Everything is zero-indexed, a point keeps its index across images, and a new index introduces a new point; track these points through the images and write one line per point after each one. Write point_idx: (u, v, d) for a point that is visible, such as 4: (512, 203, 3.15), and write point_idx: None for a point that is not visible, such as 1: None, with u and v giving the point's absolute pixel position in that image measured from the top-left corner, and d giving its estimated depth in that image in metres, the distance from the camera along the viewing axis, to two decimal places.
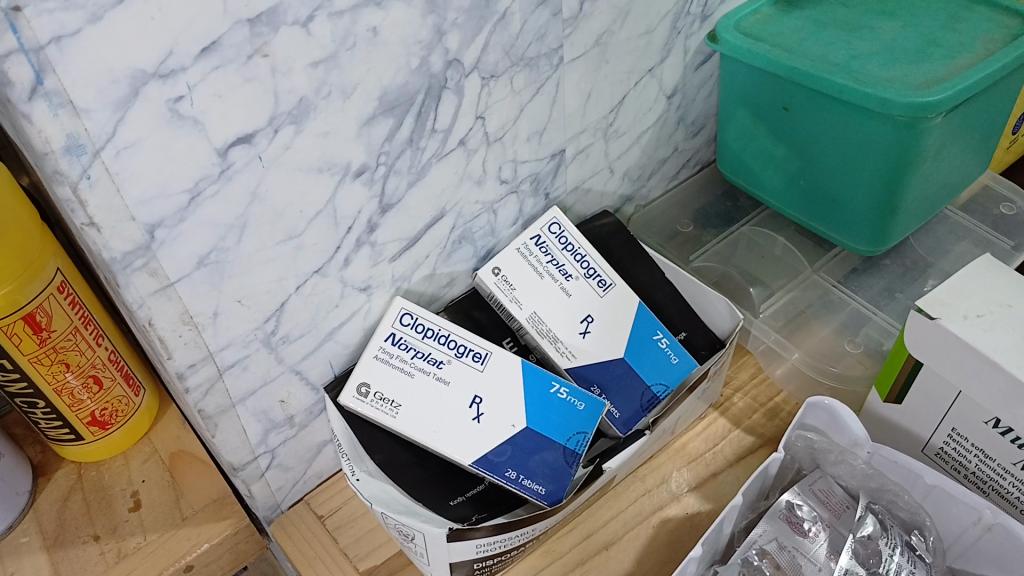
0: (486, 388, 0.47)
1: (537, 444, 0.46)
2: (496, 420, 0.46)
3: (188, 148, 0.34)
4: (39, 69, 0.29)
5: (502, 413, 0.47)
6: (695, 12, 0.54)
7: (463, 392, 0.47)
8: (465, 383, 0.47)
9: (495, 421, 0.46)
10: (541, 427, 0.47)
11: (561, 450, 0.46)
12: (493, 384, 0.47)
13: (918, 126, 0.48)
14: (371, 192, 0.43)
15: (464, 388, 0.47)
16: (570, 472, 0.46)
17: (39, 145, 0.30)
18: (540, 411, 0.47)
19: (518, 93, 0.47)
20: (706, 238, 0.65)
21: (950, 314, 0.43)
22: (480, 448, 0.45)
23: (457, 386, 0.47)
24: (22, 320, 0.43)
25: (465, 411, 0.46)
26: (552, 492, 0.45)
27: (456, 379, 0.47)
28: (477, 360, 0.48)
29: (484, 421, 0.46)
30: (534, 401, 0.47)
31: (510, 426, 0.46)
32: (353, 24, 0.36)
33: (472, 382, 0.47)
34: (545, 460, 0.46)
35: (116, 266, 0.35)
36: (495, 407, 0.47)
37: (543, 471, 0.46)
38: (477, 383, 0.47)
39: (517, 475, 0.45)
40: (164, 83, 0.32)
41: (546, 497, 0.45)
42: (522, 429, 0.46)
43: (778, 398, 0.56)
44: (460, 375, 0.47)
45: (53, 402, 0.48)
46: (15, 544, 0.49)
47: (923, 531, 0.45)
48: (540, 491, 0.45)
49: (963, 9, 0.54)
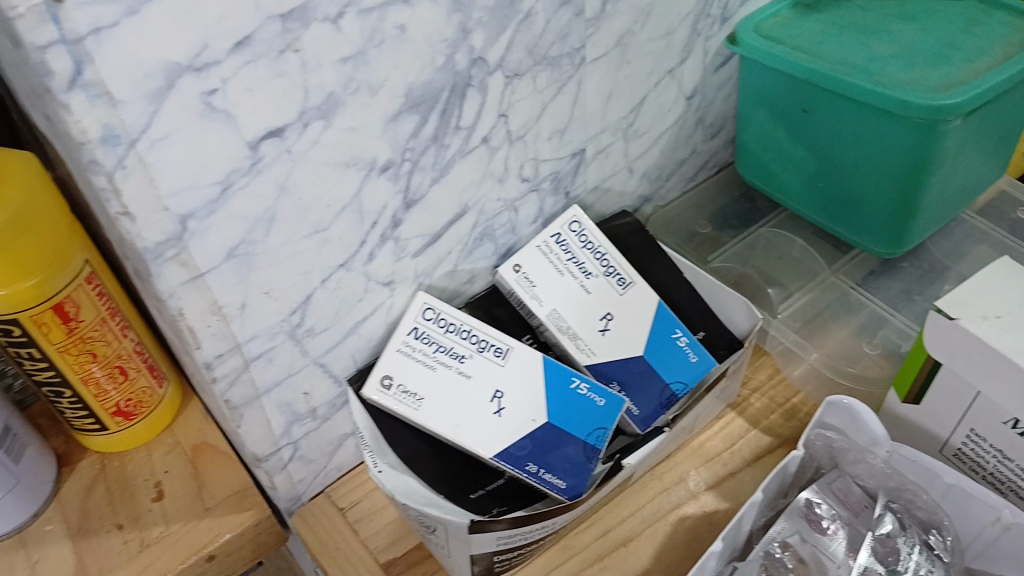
0: (506, 382, 0.48)
1: (557, 438, 0.47)
2: (517, 414, 0.47)
3: (219, 141, 0.35)
4: (78, 60, 0.30)
5: (522, 408, 0.47)
6: (716, 14, 0.55)
7: (484, 386, 0.47)
8: (487, 377, 0.48)
9: (515, 415, 0.47)
10: (563, 422, 0.47)
11: (582, 444, 0.47)
12: (513, 379, 0.48)
13: (936, 128, 0.48)
14: (396, 188, 0.44)
15: (485, 383, 0.48)
16: (589, 467, 0.46)
17: (76, 135, 0.31)
18: (559, 406, 0.48)
19: (540, 92, 0.47)
20: (724, 239, 0.65)
21: (968, 314, 0.43)
22: (501, 442, 0.46)
23: (479, 380, 0.48)
24: (50, 310, 0.44)
25: (485, 406, 0.47)
26: (572, 488, 0.46)
27: (478, 374, 0.48)
28: (498, 355, 0.48)
29: (504, 415, 0.47)
30: (554, 396, 0.48)
31: (531, 421, 0.47)
32: (381, 22, 0.37)
33: (493, 376, 0.48)
34: (566, 455, 0.46)
35: (149, 256, 0.36)
36: (515, 402, 0.47)
37: (562, 466, 0.46)
38: (497, 379, 0.48)
39: (535, 471, 0.45)
40: (198, 76, 0.33)
41: (565, 492, 0.46)
42: (543, 424, 0.47)
43: (795, 399, 0.56)
44: (482, 370, 0.48)
45: (79, 391, 0.49)
46: (39, 533, 0.51)
47: (941, 531, 0.45)
48: (558, 485, 0.46)
49: (981, 13, 0.55)
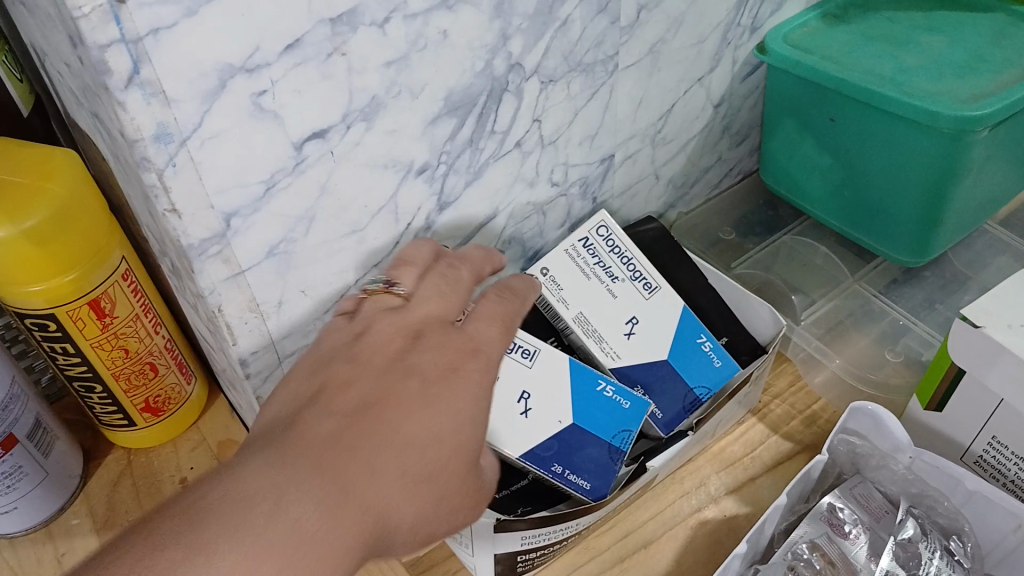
0: (533, 384, 0.48)
1: (582, 439, 0.47)
2: (543, 415, 0.47)
3: (266, 140, 0.36)
4: (137, 59, 0.30)
5: (549, 409, 0.48)
6: (745, 24, 0.55)
7: (511, 387, 0.48)
8: (513, 378, 0.48)
9: (542, 416, 0.47)
10: (589, 424, 0.48)
11: (607, 444, 0.47)
12: (540, 380, 0.48)
13: (964, 139, 0.49)
14: (431, 190, 0.44)
15: (512, 383, 0.48)
16: (614, 468, 0.47)
17: (130, 132, 0.32)
18: (585, 408, 0.48)
19: (573, 98, 0.48)
20: (747, 245, 0.66)
21: (994, 323, 0.44)
22: (528, 443, 0.47)
23: (505, 380, 0.48)
24: (86, 306, 0.45)
25: (512, 406, 0.47)
26: (596, 489, 0.46)
27: (505, 374, 0.48)
28: (524, 357, 0.49)
29: (530, 415, 0.47)
30: (580, 398, 0.48)
31: (557, 422, 0.47)
32: (425, 27, 0.38)
33: (519, 378, 0.48)
34: (590, 456, 0.47)
35: (193, 253, 0.36)
36: (542, 403, 0.48)
37: (588, 467, 0.47)
38: (523, 380, 0.48)
39: (561, 471, 0.46)
40: (249, 77, 0.33)
41: (590, 493, 0.46)
42: (569, 425, 0.47)
43: (816, 406, 0.57)
44: (508, 371, 0.48)
45: (110, 386, 0.49)
46: (66, 526, 0.52)
47: (962, 536, 0.45)
48: (584, 487, 0.46)
49: (1009, 27, 0.55)
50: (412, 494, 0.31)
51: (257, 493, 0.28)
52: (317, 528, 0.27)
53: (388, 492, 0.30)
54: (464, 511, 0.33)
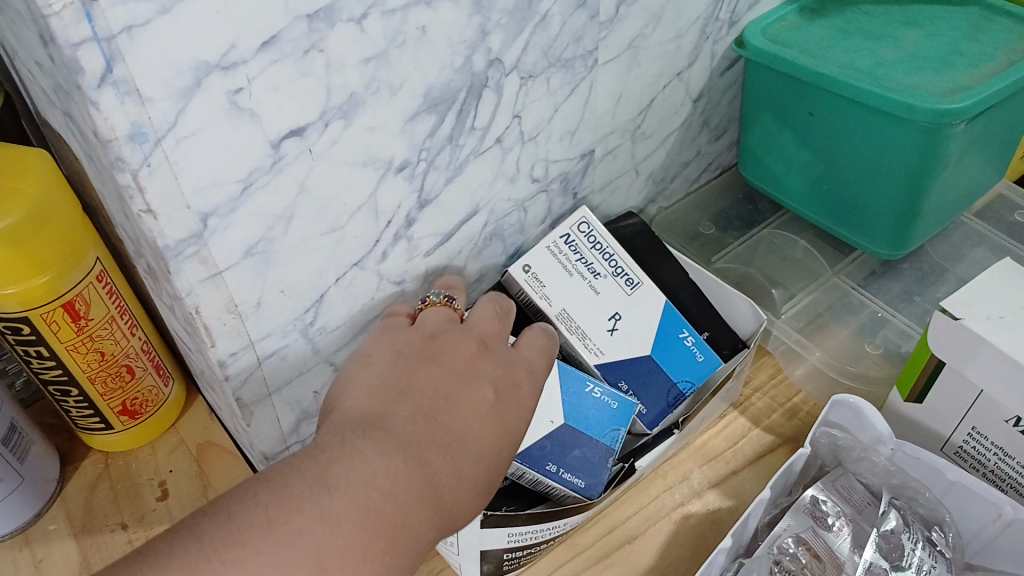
0: None
1: (573, 438, 0.47)
2: (534, 416, 0.47)
3: (244, 139, 0.35)
4: (110, 57, 0.29)
5: (540, 410, 0.47)
6: (723, 18, 0.55)
7: None
8: None
9: (532, 417, 0.47)
10: (579, 424, 0.47)
11: (598, 443, 0.47)
12: None
13: (941, 133, 0.49)
14: (411, 187, 0.44)
15: None
16: (605, 466, 0.47)
17: (104, 132, 0.31)
18: (575, 408, 0.47)
19: (553, 93, 0.48)
20: (727, 240, 0.66)
21: (972, 315, 0.44)
22: (520, 444, 0.46)
23: None
24: (60, 308, 0.44)
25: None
26: (588, 487, 0.46)
27: None
28: None
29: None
30: (569, 398, 0.48)
31: (548, 423, 0.47)
32: (404, 23, 0.37)
33: None
34: (582, 455, 0.47)
35: (169, 253, 0.36)
36: None
37: (580, 465, 0.46)
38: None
39: (553, 470, 0.46)
40: (226, 75, 0.33)
41: (583, 491, 0.46)
42: (561, 425, 0.47)
43: (796, 398, 0.57)
44: None
45: (85, 389, 0.49)
46: (42, 531, 0.51)
47: (943, 527, 0.46)
48: (578, 485, 0.46)
49: (984, 20, 0.55)
50: (473, 505, 0.37)
51: (373, 471, 0.33)
52: (412, 512, 0.33)
53: (464, 497, 0.36)
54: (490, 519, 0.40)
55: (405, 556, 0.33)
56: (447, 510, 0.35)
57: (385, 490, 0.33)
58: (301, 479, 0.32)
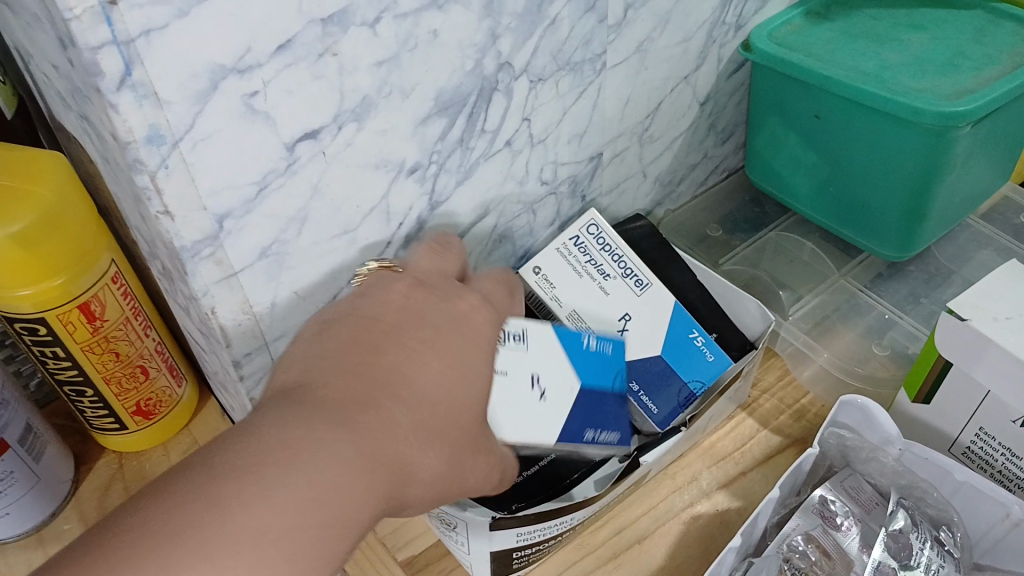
0: (536, 364, 0.45)
1: (591, 402, 0.47)
2: (557, 392, 0.45)
3: (258, 141, 0.36)
4: (129, 60, 0.30)
5: (558, 384, 0.46)
6: (730, 22, 0.56)
7: (520, 376, 0.44)
8: (518, 366, 0.44)
9: (556, 393, 0.45)
10: (593, 379, 0.47)
11: (615, 392, 0.49)
12: (540, 356, 0.45)
13: (947, 135, 0.49)
14: (422, 190, 0.44)
15: (520, 373, 0.44)
16: (621, 408, 0.50)
17: (123, 134, 0.32)
18: (585, 365, 0.47)
19: (562, 96, 0.48)
20: (735, 242, 0.66)
21: (979, 316, 0.44)
22: (555, 423, 0.45)
23: (513, 372, 0.44)
24: (76, 310, 0.45)
25: (530, 394, 0.44)
26: (624, 435, 0.49)
27: (510, 367, 0.44)
28: (519, 340, 0.45)
29: (547, 398, 0.45)
30: (578, 357, 0.47)
31: (571, 392, 0.46)
32: (416, 26, 0.38)
33: (524, 363, 0.45)
34: (605, 411, 0.48)
35: (186, 254, 0.37)
36: (550, 379, 0.45)
37: (609, 421, 0.49)
38: (529, 362, 0.45)
39: (593, 439, 0.47)
40: (241, 78, 0.33)
41: (620, 443, 0.49)
42: (581, 391, 0.46)
43: (804, 400, 0.58)
44: (512, 362, 0.44)
45: (100, 390, 0.49)
46: (57, 531, 0.51)
47: (951, 527, 0.46)
48: (614, 440, 0.49)
49: (989, 23, 0.56)
50: (428, 456, 0.31)
51: (289, 442, 0.27)
52: (338, 485, 0.27)
53: (417, 448, 0.30)
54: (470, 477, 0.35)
55: (343, 528, 0.27)
56: (391, 467, 0.29)
57: (315, 467, 0.27)
58: (193, 473, 0.26)
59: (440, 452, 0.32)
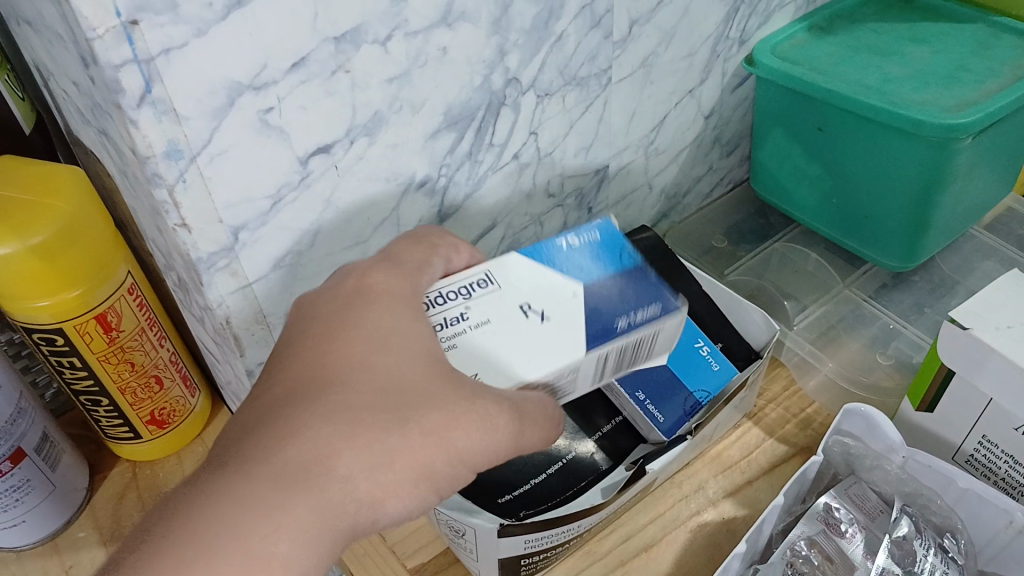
0: (515, 292, 0.35)
1: (606, 288, 0.36)
2: (560, 307, 0.35)
3: (273, 156, 0.37)
4: (149, 78, 0.31)
5: (553, 298, 0.35)
6: (734, 36, 0.57)
7: (508, 313, 0.35)
8: (499, 306, 0.35)
9: (560, 309, 0.35)
10: (593, 275, 0.36)
11: (627, 272, 0.37)
12: (515, 279, 0.36)
13: (949, 147, 0.50)
14: (432, 202, 0.45)
15: (504, 312, 0.35)
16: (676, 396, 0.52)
17: (143, 149, 0.33)
18: (579, 265, 0.37)
19: (568, 111, 0.49)
20: (740, 253, 0.67)
21: (981, 325, 0.45)
22: (581, 335, 0.35)
23: (497, 315, 0.34)
24: (93, 320, 0.46)
25: (526, 323, 0.34)
26: (664, 306, 0.36)
27: (490, 312, 0.35)
28: (485, 283, 0.35)
29: (551, 318, 0.35)
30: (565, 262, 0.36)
31: (576, 295, 0.35)
32: (426, 43, 0.39)
33: (503, 301, 0.35)
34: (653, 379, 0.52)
35: (202, 265, 0.37)
36: (540, 297, 0.35)
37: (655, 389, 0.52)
38: (512, 294, 0.35)
39: (632, 323, 0.35)
40: (257, 94, 0.34)
41: (663, 426, 0.51)
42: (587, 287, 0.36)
43: (810, 409, 0.58)
44: (490, 306, 0.35)
45: (115, 399, 0.50)
46: (73, 539, 0.52)
47: (955, 534, 0.46)
48: (659, 419, 0.51)
49: (990, 37, 0.57)
50: (356, 441, 0.30)
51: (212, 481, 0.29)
52: (246, 507, 0.28)
53: (337, 430, 0.30)
54: (473, 443, 0.32)
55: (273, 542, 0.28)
56: (312, 462, 0.30)
57: (237, 514, 0.28)
58: None
59: (374, 426, 0.31)
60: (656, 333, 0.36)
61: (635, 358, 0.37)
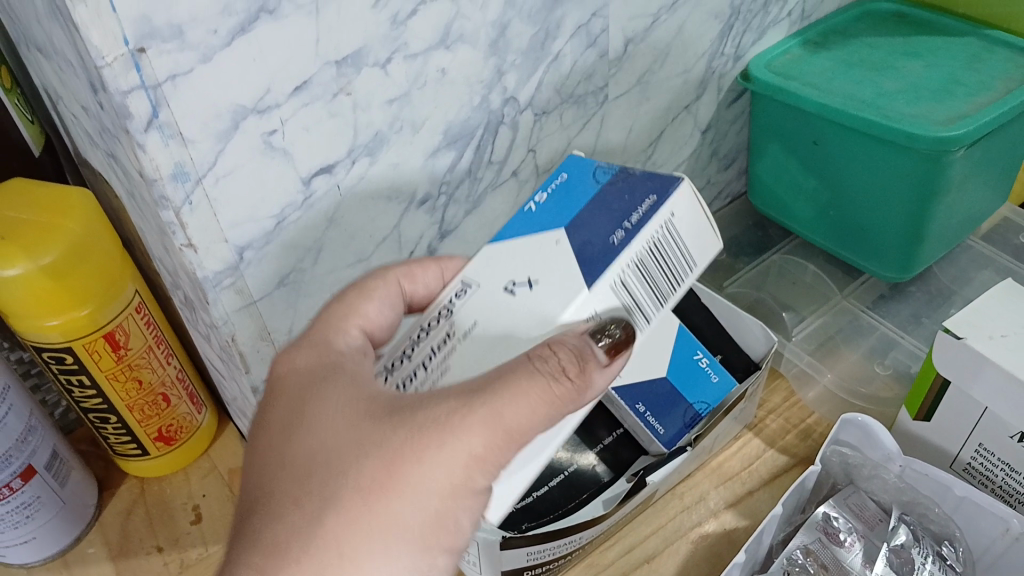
0: (492, 277, 0.32)
1: (591, 215, 0.33)
2: (547, 267, 0.31)
3: (277, 177, 0.38)
4: (156, 103, 0.32)
5: (534, 262, 0.32)
6: (729, 53, 0.58)
7: (491, 302, 0.31)
8: (480, 300, 0.32)
9: (547, 270, 0.31)
10: (571, 211, 0.33)
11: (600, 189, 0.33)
12: (487, 266, 0.32)
13: (942, 159, 0.51)
14: (432, 220, 0.46)
15: (487, 304, 0.31)
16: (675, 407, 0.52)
17: (150, 172, 0.33)
18: (557, 211, 0.33)
19: (566, 128, 0.50)
20: (739, 266, 0.68)
21: (975, 334, 0.45)
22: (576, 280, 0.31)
23: (483, 311, 0.31)
24: (101, 338, 0.46)
25: (517, 301, 0.31)
26: (662, 192, 0.32)
27: (473, 312, 0.31)
28: (459, 292, 0.32)
29: (540, 281, 0.31)
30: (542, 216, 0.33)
31: (557, 241, 0.32)
32: (425, 65, 0.40)
33: (482, 294, 0.32)
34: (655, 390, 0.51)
35: (209, 283, 0.38)
36: (520, 270, 0.32)
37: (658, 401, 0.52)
38: (492, 283, 0.32)
39: (630, 229, 0.31)
40: (261, 117, 0.35)
41: (662, 438, 0.52)
42: (563, 230, 0.32)
43: (810, 419, 0.58)
44: (472, 308, 0.31)
45: (124, 417, 0.51)
46: (82, 554, 0.53)
47: (954, 542, 0.47)
48: (659, 432, 0.52)
49: (983, 50, 0.57)
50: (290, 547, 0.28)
51: None
52: None
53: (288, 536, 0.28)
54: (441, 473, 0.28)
55: None
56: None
57: None
58: None
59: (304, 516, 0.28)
60: (671, 221, 0.32)
61: (670, 271, 0.33)
